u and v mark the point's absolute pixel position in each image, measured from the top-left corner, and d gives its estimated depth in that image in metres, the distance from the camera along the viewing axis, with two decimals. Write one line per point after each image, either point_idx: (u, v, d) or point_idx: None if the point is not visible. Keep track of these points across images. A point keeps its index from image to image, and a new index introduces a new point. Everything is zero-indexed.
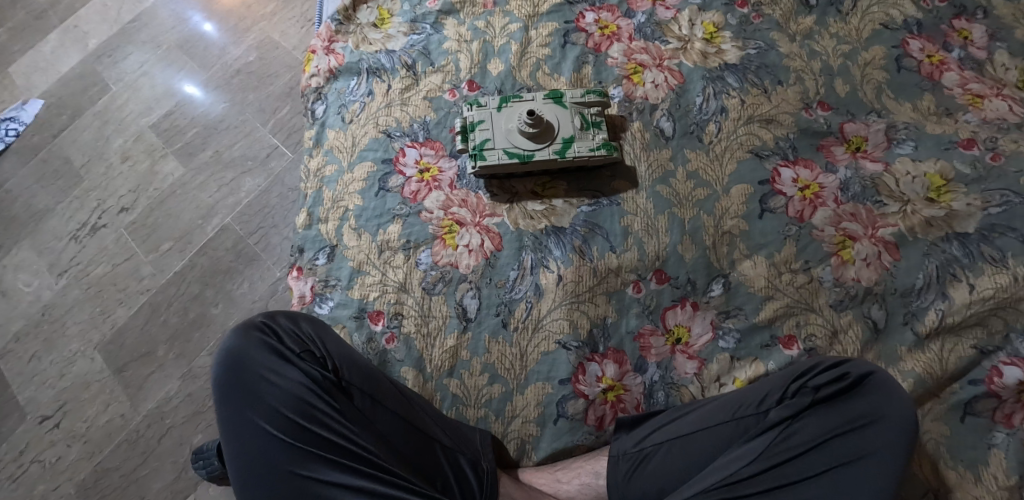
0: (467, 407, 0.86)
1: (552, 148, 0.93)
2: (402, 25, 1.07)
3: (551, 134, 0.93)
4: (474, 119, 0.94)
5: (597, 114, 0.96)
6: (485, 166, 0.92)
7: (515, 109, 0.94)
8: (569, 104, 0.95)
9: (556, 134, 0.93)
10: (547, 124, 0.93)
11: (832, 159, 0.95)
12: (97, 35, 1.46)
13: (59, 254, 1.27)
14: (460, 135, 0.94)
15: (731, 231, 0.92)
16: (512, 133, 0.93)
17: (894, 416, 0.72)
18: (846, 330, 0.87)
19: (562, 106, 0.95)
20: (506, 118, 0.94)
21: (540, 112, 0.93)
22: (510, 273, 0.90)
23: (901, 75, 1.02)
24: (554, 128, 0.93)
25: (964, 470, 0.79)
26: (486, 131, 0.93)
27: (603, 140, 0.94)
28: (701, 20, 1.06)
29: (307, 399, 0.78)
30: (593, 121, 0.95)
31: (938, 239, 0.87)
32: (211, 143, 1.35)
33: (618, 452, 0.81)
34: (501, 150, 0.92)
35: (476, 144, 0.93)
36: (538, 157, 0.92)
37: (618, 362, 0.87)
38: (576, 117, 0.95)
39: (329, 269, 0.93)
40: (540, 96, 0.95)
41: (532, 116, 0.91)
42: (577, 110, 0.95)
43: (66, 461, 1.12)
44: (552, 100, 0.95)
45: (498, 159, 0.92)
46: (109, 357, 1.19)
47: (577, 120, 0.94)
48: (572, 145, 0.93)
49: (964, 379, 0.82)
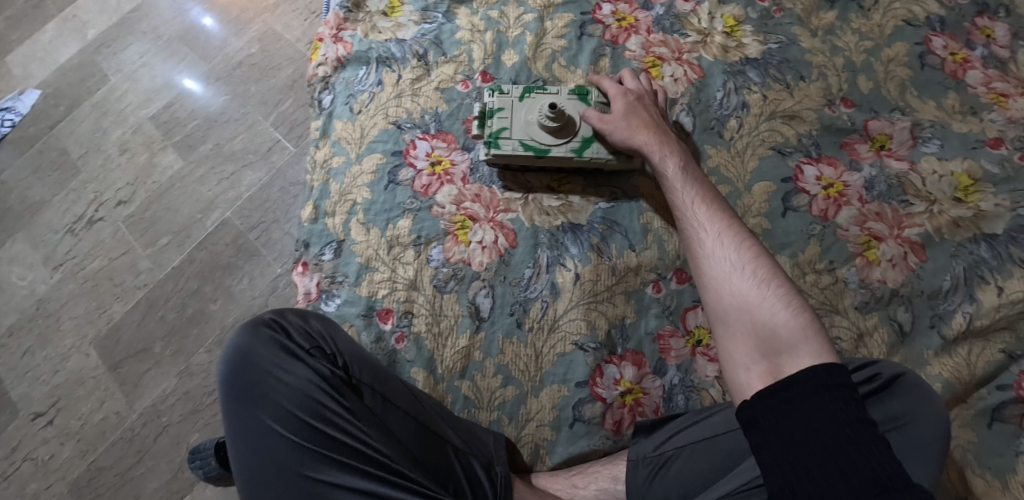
0: (479, 409, 0.83)
1: (568, 144, 0.89)
2: (413, 13, 1.04)
3: (572, 130, 0.90)
4: (494, 106, 0.91)
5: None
6: (497, 155, 0.89)
7: (537, 101, 0.91)
8: (592, 102, 0.91)
9: (576, 129, 0.90)
10: (567, 119, 0.89)
11: (856, 157, 0.93)
12: (95, 25, 1.42)
13: (55, 247, 1.23)
14: (477, 120, 0.91)
15: (753, 229, 0.90)
16: (531, 125, 0.90)
17: (927, 418, 0.70)
18: (872, 333, 0.84)
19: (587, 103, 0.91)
20: (526, 109, 0.91)
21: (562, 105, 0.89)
22: (525, 271, 0.88)
23: (925, 72, 0.99)
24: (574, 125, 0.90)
25: (992, 478, 0.76)
26: (501, 119, 0.90)
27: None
28: (721, 13, 1.03)
29: (318, 396, 0.74)
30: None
31: (966, 240, 0.85)
32: (212, 136, 1.31)
33: (638, 456, 0.77)
34: (515, 143, 0.89)
35: (489, 131, 0.89)
36: (552, 153, 0.89)
37: (636, 364, 0.84)
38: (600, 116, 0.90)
39: (336, 265, 0.90)
40: (566, 91, 0.92)
41: (553, 110, 0.87)
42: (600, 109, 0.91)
43: (59, 460, 1.09)
44: (576, 96, 0.91)
45: (513, 149, 0.89)
46: (104, 353, 1.15)
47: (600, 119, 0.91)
48: (591, 145, 0.89)
49: (992, 385, 0.80)
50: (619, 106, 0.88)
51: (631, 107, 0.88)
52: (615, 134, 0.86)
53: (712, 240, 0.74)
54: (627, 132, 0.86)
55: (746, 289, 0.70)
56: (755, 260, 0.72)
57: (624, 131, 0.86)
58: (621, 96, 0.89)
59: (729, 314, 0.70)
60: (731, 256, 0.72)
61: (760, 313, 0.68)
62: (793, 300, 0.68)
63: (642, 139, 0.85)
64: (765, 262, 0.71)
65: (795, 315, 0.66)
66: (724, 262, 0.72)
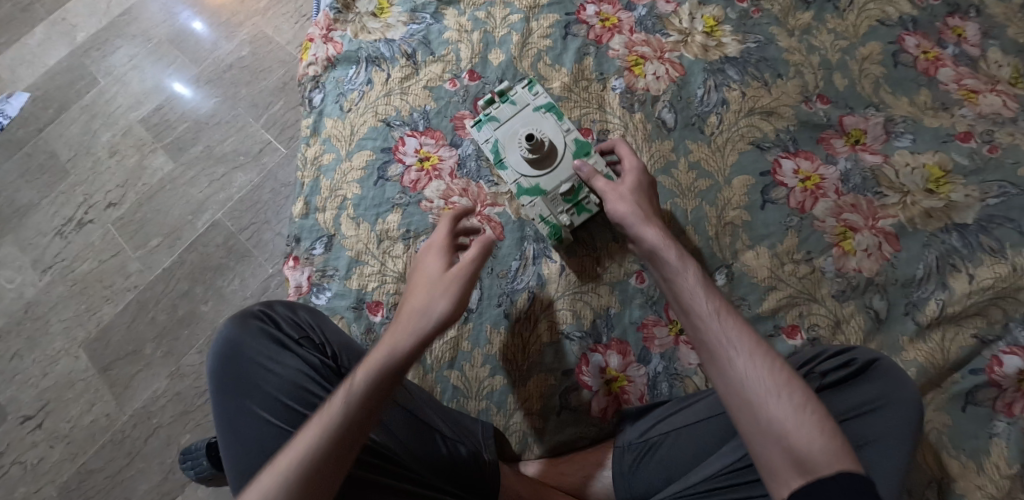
0: (467, 399, 0.85)
1: (519, 176, 0.90)
2: (401, 14, 1.06)
3: (533, 171, 0.90)
4: (513, 95, 0.94)
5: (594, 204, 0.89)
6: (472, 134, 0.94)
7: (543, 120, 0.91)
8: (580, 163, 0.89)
9: (541, 171, 0.90)
10: (540, 156, 0.89)
11: (832, 151, 0.96)
12: (85, 28, 1.42)
13: (44, 250, 1.24)
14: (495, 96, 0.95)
15: (733, 221, 0.93)
16: (515, 137, 0.91)
17: (899, 402, 0.73)
18: (849, 320, 0.87)
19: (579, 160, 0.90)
20: (528, 121, 0.92)
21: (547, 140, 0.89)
22: (512, 263, 0.90)
23: (898, 70, 1.03)
24: (536, 170, 0.90)
25: (966, 460, 0.79)
26: (500, 114, 0.93)
27: (558, 221, 0.88)
28: (701, 14, 1.07)
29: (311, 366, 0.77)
30: (581, 200, 0.89)
31: (938, 230, 0.88)
32: (203, 138, 1.32)
33: (623, 444, 0.80)
34: (490, 139, 0.93)
35: (487, 111, 0.93)
36: (505, 169, 0.91)
37: (621, 353, 0.86)
38: (566, 180, 0.89)
39: (326, 260, 0.91)
40: (567, 139, 0.90)
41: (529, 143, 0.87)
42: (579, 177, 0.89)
43: (49, 463, 1.09)
44: (575, 146, 0.90)
45: (484, 139, 0.93)
46: (94, 355, 1.16)
47: (562, 185, 0.89)
48: (535, 195, 0.90)
49: (965, 369, 0.83)
50: (629, 182, 0.81)
51: (638, 190, 0.80)
52: (620, 210, 0.78)
53: (733, 350, 0.63)
54: (635, 216, 0.77)
55: (783, 411, 0.60)
56: (781, 368, 0.62)
57: (629, 212, 0.77)
58: (632, 173, 0.82)
59: (757, 435, 0.60)
60: (762, 371, 0.62)
61: (794, 430, 0.59)
62: (833, 425, 0.59)
63: (651, 227, 0.75)
64: (797, 379, 0.62)
65: (827, 430, 0.59)
66: (754, 376, 0.62)
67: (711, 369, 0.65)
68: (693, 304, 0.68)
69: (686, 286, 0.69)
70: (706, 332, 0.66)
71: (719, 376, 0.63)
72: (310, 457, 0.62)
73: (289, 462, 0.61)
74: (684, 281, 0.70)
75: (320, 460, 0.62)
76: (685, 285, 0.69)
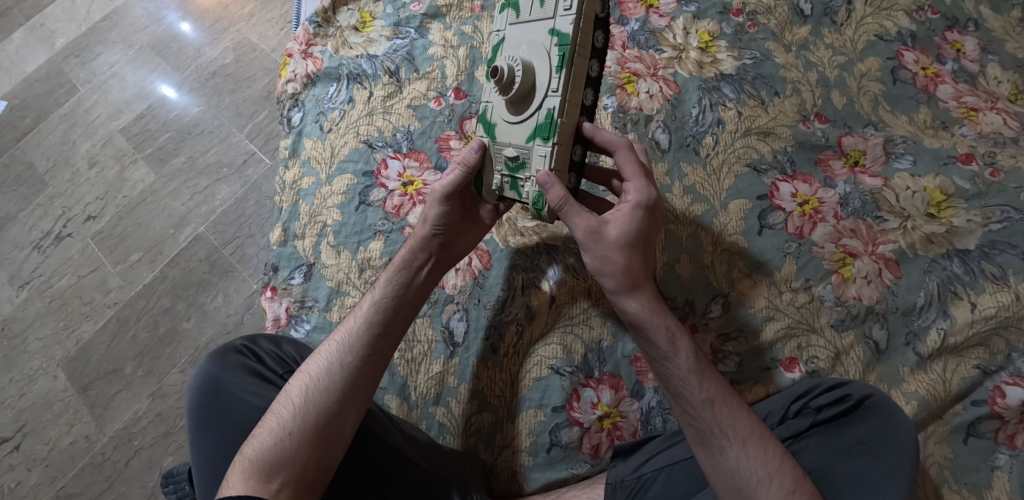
0: (454, 436, 0.83)
1: (491, 105, 0.78)
2: (384, 28, 1.02)
3: (503, 106, 0.76)
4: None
5: (524, 193, 0.75)
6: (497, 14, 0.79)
7: (546, 54, 0.71)
8: (534, 144, 0.72)
9: (509, 110, 0.75)
10: (512, 99, 0.74)
11: (831, 173, 0.93)
12: (64, 34, 1.38)
13: (21, 265, 1.19)
14: None
15: (729, 248, 0.90)
16: (515, 52, 0.74)
17: (892, 443, 0.71)
18: (848, 352, 0.84)
19: (537, 138, 0.72)
20: (539, 41, 0.72)
21: (517, 85, 0.72)
22: (499, 293, 0.87)
23: (897, 87, 1.00)
24: (504, 113, 0.76)
25: (968, 494, 0.77)
26: (520, 15, 0.75)
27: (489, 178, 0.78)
28: (695, 28, 1.04)
29: None
30: (517, 179, 0.75)
31: (939, 256, 0.85)
32: (185, 149, 1.28)
33: (616, 480, 0.77)
34: (503, 32, 0.78)
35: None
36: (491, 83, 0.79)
37: (614, 387, 0.82)
38: (517, 147, 0.74)
39: (306, 290, 0.88)
40: (543, 104, 0.72)
41: (497, 79, 0.72)
42: (529, 154, 0.73)
43: (26, 486, 1.05)
44: (544, 119, 0.71)
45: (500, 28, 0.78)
46: (73, 374, 1.12)
47: (510, 147, 0.75)
48: (488, 131, 0.78)
49: (967, 400, 0.80)
50: (619, 230, 0.71)
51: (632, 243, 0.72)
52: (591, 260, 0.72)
53: (733, 443, 0.67)
54: (620, 282, 0.71)
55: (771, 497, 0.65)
56: (776, 456, 0.67)
57: (612, 274, 0.71)
58: (629, 211, 0.72)
59: None
60: (754, 461, 0.66)
61: None
62: None
63: (635, 300, 0.71)
64: (788, 465, 0.67)
65: None
66: (745, 463, 0.66)
67: (700, 448, 0.69)
68: (686, 393, 0.69)
69: (677, 373, 0.69)
70: (700, 420, 0.68)
71: (711, 458, 0.68)
72: (348, 345, 0.73)
73: (331, 350, 0.73)
74: (674, 368, 0.69)
75: (357, 346, 0.73)
76: (675, 374, 0.69)
